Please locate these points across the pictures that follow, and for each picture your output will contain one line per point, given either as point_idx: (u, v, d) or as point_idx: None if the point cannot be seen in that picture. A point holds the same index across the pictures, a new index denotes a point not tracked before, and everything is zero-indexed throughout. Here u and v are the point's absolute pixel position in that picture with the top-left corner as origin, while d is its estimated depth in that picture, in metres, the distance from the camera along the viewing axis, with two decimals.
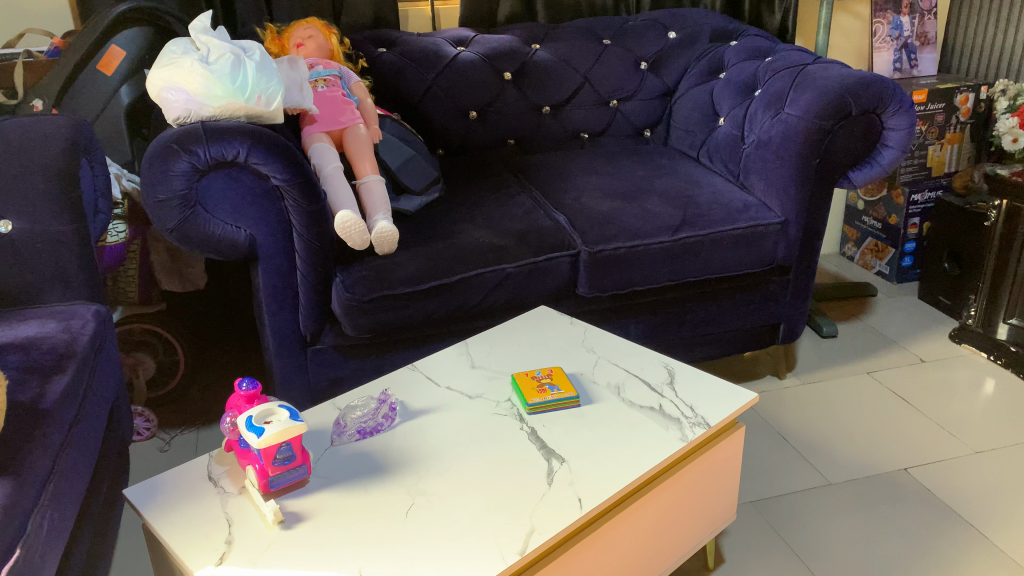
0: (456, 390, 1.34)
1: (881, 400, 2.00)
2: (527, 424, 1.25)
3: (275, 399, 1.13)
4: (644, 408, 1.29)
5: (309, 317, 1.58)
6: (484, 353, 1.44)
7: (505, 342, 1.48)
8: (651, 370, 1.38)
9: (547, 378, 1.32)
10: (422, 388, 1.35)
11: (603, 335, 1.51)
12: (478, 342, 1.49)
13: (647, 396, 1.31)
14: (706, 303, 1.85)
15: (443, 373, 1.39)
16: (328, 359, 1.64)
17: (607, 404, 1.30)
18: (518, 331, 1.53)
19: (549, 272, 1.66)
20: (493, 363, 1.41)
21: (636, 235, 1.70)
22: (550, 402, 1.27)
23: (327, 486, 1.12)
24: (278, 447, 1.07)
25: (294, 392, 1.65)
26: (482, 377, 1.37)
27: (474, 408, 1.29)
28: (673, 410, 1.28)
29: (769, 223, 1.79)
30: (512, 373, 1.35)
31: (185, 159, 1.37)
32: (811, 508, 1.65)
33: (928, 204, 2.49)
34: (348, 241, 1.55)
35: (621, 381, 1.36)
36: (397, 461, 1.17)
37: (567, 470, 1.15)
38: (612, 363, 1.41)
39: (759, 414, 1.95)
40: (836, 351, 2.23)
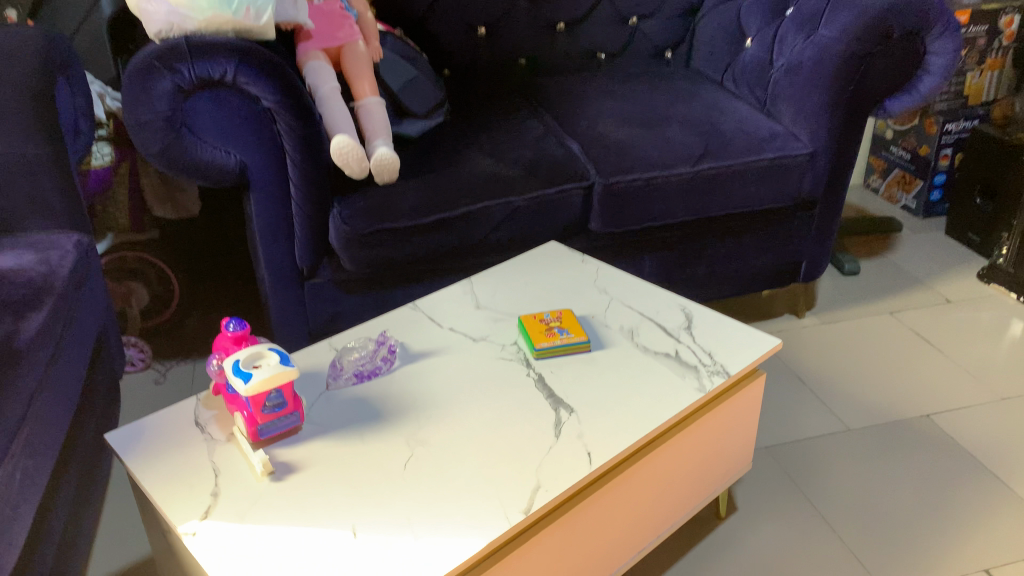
0: (460, 333, 1.26)
1: (904, 341, 1.92)
2: (534, 370, 1.17)
3: (265, 341, 1.05)
4: (659, 355, 1.21)
5: (305, 249, 1.50)
6: (490, 293, 1.36)
7: (513, 282, 1.40)
8: (667, 314, 1.30)
9: (556, 322, 1.24)
10: (423, 329, 1.27)
11: (616, 275, 1.42)
12: (483, 281, 1.40)
13: (663, 343, 1.23)
14: (725, 239, 1.75)
15: (446, 314, 1.30)
16: (326, 294, 1.56)
17: (620, 350, 1.22)
18: (526, 271, 1.44)
19: (561, 205, 1.56)
20: (500, 304, 1.33)
21: (653, 167, 1.60)
22: (559, 346, 1.19)
23: (321, 434, 1.05)
24: (267, 394, 1.00)
25: (290, 328, 1.58)
26: (487, 318, 1.29)
27: (478, 352, 1.22)
28: (691, 357, 1.20)
29: (797, 154, 1.67)
30: (519, 316, 1.27)
31: (168, 77, 1.26)
32: (828, 455, 1.58)
33: (963, 134, 2.36)
34: (346, 168, 1.45)
35: (635, 325, 1.27)
36: (395, 409, 1.09)
37: (576, 422, 1.07)
38: (626, 305, 1.33)
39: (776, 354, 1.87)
40: (858, 289, 2.13)
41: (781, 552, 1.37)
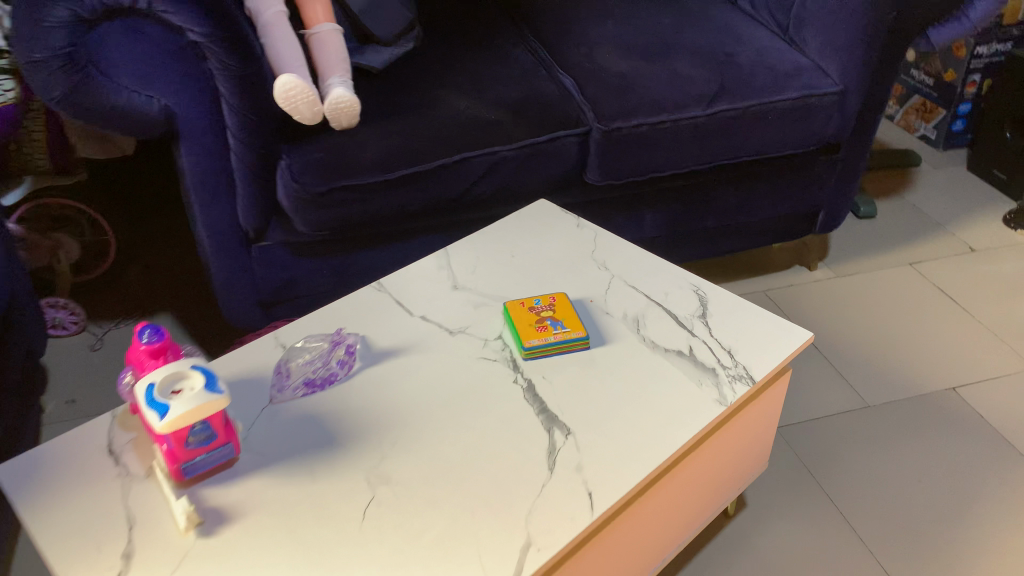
0: (434, 323, 1.06)
1: (925, 298, 1.74)
2: (522, 375, 0.98)
3: (188, 357, 0.84)
4: (670, 353, 1.01)
5: (250, 208, 1.26)
6: (469, 270, 1.15)
7: (495, 254, 1.19)
8: (679, 298, 1.10)
9: (549, 313, 1.04)
10: (391, 318, 1.07)
11: (616, 245, 1.22)
12: (461, 254, 1.18)
13: (673, 337, 1.04)
14: (737, 189, 1.54)
15: (417, 299, 1.10)
16: (277, 258, 1.34)
17: (623, 346, 1.02)
18: (511, 240, 1.23)
19: (552, 155, 1.33)
20: (481, 284, 1.12)
21: (661, 108, 1.36)
22: (552, 345, 1.00)
23: (262, 468, 0.86)
24: (192, 427, 0.80)
25: (237, 297, 1.37)
26: (466, 305, 1.09)
27: (456, 350, 1.02)
28: (707, 356, 1.01)
29: (825, 93, 1.44)
30: (505, 302, 1.07)
31: (63, 3, 0.99)
32: (846, 437, 1.42)
33: (995, 59, 2.12)
34: (294, 113, 1.20)
35: (641, 312, 1.08)
36: (353, 431, 0.90)
37: (573, 449, 0.88)
38: (630, 286, 1.12)
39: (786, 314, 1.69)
40: (875, 235, 1.94)
41: (796, 557, 1.22)
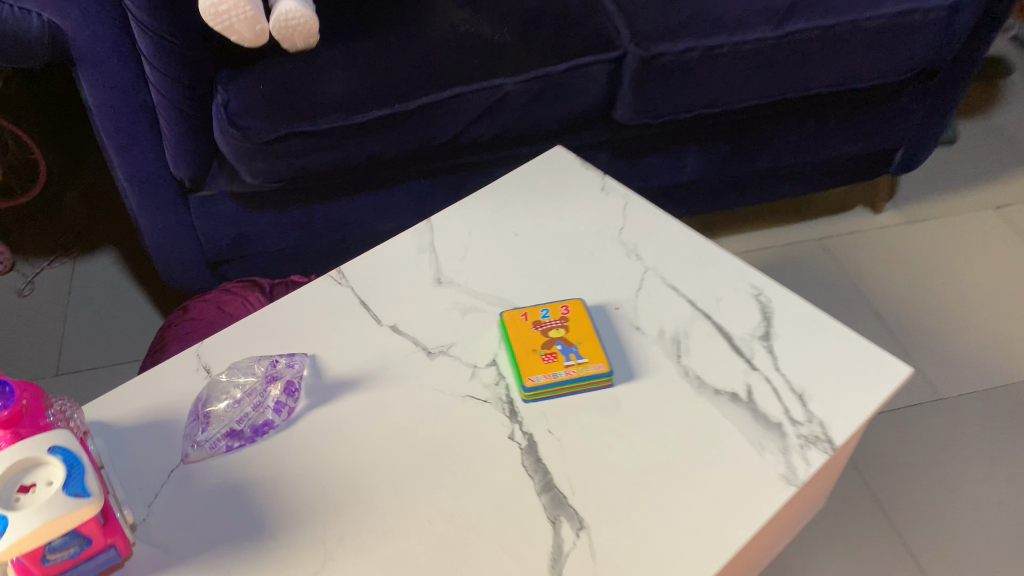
0: (408, 337, 0.80)
1: (1013, 253, 1.46)
2: (522, 427, 0.73)
3: (50, 432, 0.59)
4: (722, 397, 0.76)
5: (180, 154, 0.98)
6: (458, 257, 0.88)
7: (494, 231, 0.91)
8: (734, 308, 0.83)
9: (560, 335, 0.78)
10: (352, 329, 0.81)
11: (652, 218, 0.93)
12: (449, 232, 0.91)
13: (725, 372, 0.78)
14: (804, 125, 1.23)
15: (388, 300, 0.84)
16: (224, 211, 1.07)
17: (658, 383, 0.77)
18: (516, 208, 0.95)
19: (573, 88, 1.03)
20: (473, 280, 0.86)
21: (717, 27, 1.05)
22: (562, 384, 0.75)
23: (162, 570, 0.63)
24: (47, 543, 0.57)
25: (178, 256, 1.11)
26: (452, 311, 0.83)
27: (434, 382, 0.76)
28: (771, 404, 0.75)
29: (933, 7, 1.10)
30: (503, 313, 0.81)
31: None
32: (911, 436, 1.18)
33: None
34: (228, 32, 0.89)
35: (683, 330, 0.81)
36: (290, 513, 0.67)
37: (586, 554, 0.64)
38: (669, 286, 0.86)
39: (844, 272, 1.42)
40: (954, 168, 1.63)
41: None
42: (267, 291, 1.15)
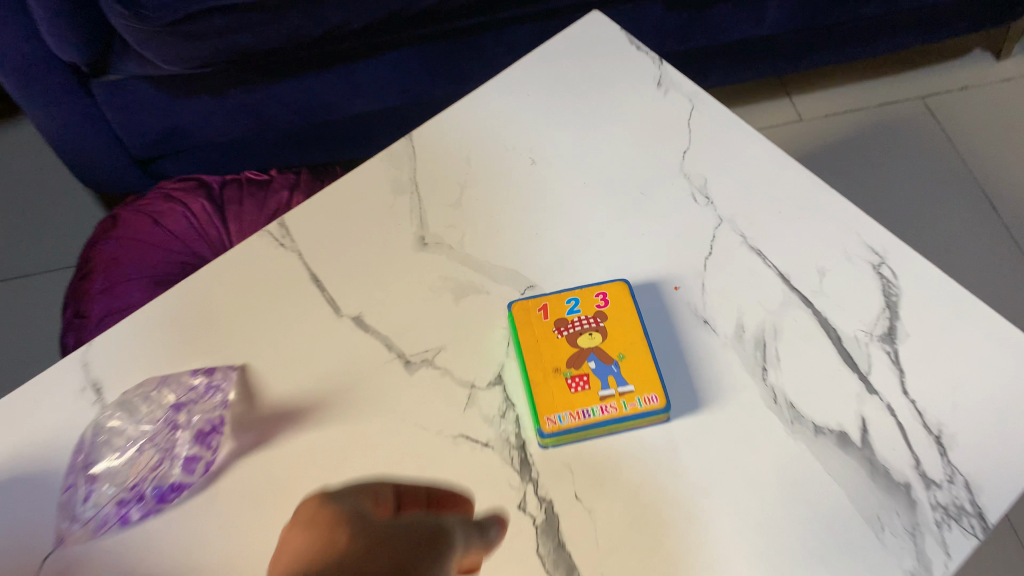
0: (378, 336, 0.57)
1: None
2: (537, 489, 0.51)
3: None
4: (823, 439, 0.53)
5: (60, 36, 0.70)
6: (449, 203, 0.63)
7: (502, 160, 0.65)
8: (844, 290, 0.58)
9: (594, 346, 0.55)
10: (298, 324, 0.58)
11: (732, 135, 0.65)
12: (438, 162, 0.65)
13: (830, 397, 0.55)
14: None
15: (351, 274, 0.59)
16: (142, 100, 0.80)
17: (732, 416, 0.54)
18: (534, 121, 0.67)
19: None
20: (470, 241, 0.61)
21: None
22: (595, 425, 0.52)
23: None
24: None
25: (93, 153, 0.85)
26: (441, 293, 0.59)
27: (413, 414, 0.54)
28: (894, 451, 0.53)
29: None
30: (513, 306, 0.56)
31: None
32: None
33: None
34: None
35: (771, 326, 0.57)
36: None
37: None
38: (755, 251, 0.60)
39: (958, 140, 1.11)
40: None
41: None
42: (215, 193, 0.90)
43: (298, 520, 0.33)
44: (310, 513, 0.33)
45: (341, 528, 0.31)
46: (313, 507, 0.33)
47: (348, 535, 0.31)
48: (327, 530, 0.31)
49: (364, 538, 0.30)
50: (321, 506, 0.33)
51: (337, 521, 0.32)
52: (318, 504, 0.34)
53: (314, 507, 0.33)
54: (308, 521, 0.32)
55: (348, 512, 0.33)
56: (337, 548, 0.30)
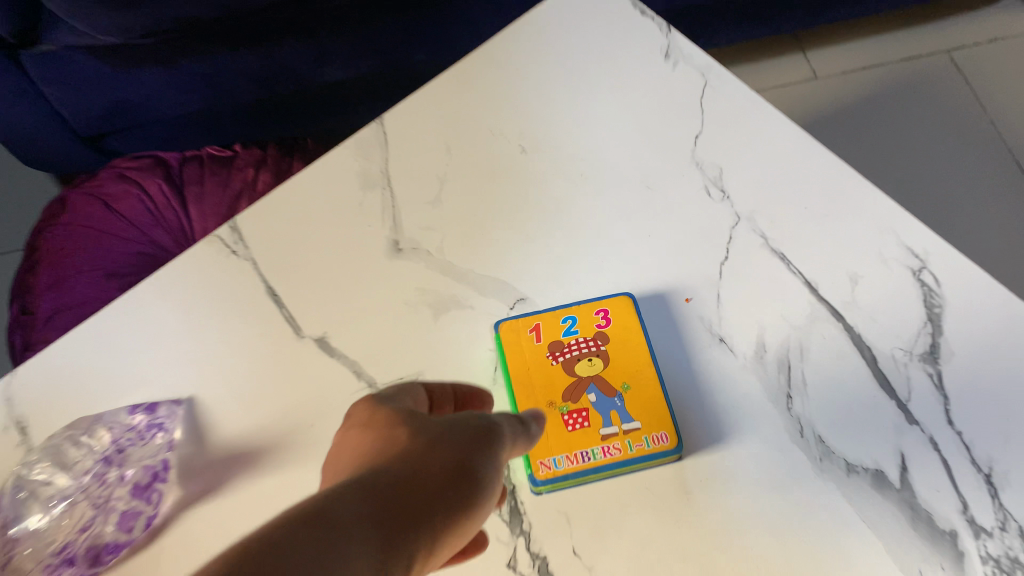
0: (345, 362, 0.49)
1: None
2: (530, 542, 0.45)
3: None
4: (856, 478, 0.46)
5: None
6: (427, 200, 0.55)
7: (487, 149, 0.57)
8: (880, 300, 0.51)
9: (594, 375, 0.48)
10: (255, 348, 0.50)
11: (750, 118, 0.57)
12: (414, 152, 0.57)
13: (865, 429, 0.48)
14: None
15: (314, 286, 0.52)
16: (82, 74, 0.71)
17: (752, 453, 0.47)
18: (524, 101, 0.59)
19: None
20: (450, 245, 0.53)
21: None
22: (596, 468, 0.45)
23: None
24: None
25: (32, 131, 0.76)
26: (417, 308, 0.51)
27: None
28: (938, 493, 0.46)
29: None
30: (500, 326, 0.49)
31: None
32: None
33: None
34: None
35: (796, 345, 0.50)
36: None
37: None
38: (777, 255, 0.52)
39: (996, 93, 1.01)
40: None
41: None
42: (173, 172, 0.81)
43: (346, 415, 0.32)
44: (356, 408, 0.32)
45: (398, 424, 0.30)
46: (359, 405, 0.32)
47: (402, 426, 0.30)
48: (376, 427, 0.30)
49: (416, 428, 0.29)
50: (369, 399, 0.32)
51: (385, 415, 0.31)
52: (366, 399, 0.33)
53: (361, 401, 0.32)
54: (355, 419, 0.31)
55: (393, 407, 0.32)
56: (393, 441, 0.29)
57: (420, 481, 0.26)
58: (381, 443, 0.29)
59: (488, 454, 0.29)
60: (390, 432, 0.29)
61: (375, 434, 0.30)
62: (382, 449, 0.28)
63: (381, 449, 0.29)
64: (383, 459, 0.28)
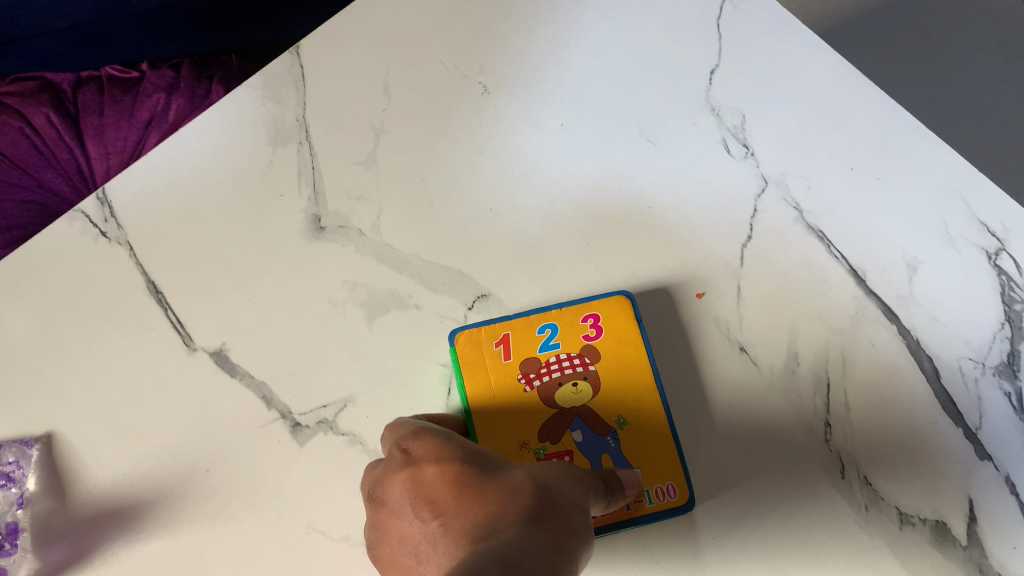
0: (250, 385, 0.38)
1: None
2: None
3: None
4: (910, 533, 0.35)
5: None
6: (358, 161, 0.42)
7: (436, 89, 0.43)
8: (945, 292, 0.39)
9: (580, 407, 0.36)
10: (133, 364, 0.39)
11: (780, 46, 0.44)
12: (339, 94, 0.43)
13: (923, 467, 0.37)
14: None
15: (210, 281, 0.40)
16: None
17: (779, 500, 0.36)
18: (484, 19, 0.45)
19: None
20: (388, 221, 0.41)
21: None
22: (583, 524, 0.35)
23: None
24: None
25: None
26: (345, 308, 0.39)
27: (303, 506, 0.36)
28: (1016, 552, 0.35)
29: None
30: (457, 340, 0.37)
31: None
32: None
33: None
34: None
35: (837, 355, 0.39)
36: None
37: None
38: (814, 233, 0.40)
39: None
40: None
41: None
42: (66, 97, 0.63)
43: (397, 456, 0.31)
44: (406, 444, 0.31)
45: (483, 463, 0.29)
46: (421, 446, 0.30)
47: (487, 456, 0.29)
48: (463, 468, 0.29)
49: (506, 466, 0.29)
50: (421, 432, 0.31)
51: (455, 449, 0.29)
52: (412, 434, 0.31)
53: (409, 436, 0.31)
54: (426, 462, 0.29)
55: (460, 446, 0.30)
56: (486, 471, 0.28)
57: (554, 505, 0.26)
58: (477, 474, 0.28)
59: (583, 472, 0.30)
60: (475, 463, 0.29)
61: (458, 469, 0.28)
62: (485, 480, 0.28)
63: (483, 482, 0.28)
64: (496, 492, 0.27)
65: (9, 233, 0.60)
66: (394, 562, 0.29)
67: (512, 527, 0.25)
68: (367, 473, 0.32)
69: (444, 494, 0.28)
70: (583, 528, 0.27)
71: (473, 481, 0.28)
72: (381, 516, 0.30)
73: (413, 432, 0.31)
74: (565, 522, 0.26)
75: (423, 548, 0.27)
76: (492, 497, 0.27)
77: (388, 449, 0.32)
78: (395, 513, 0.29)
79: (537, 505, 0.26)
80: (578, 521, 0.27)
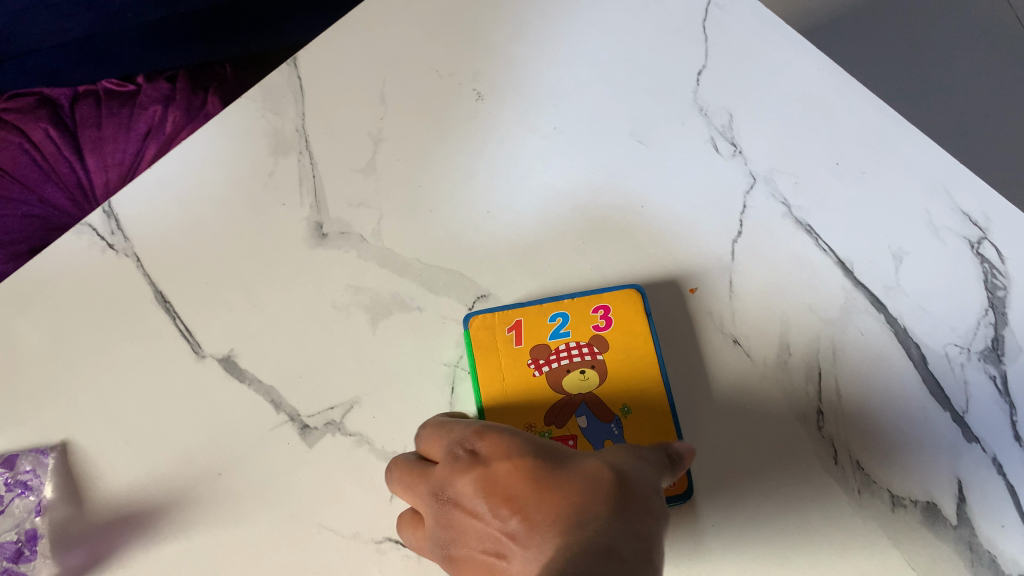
0: (259, 389, 0.39)
1: None
2: None
3: None
4: (903, 515, 0.37)
5: None
6: (357, 168, 0.43)
7: (431, 97, 0.45)
8: (930, 281, 0.41)
9: (587, 395, 0.37)
10: (144, 373, 0.40)
11: (766, 45, 0.45)
12: (337, 104, 0.44)
13: (913, 450, 0.38)
14: None
15: (216, 289, 0.41)
16: None
17: (775, 486, 0.37)
18: (476, 29, 0.46)
19: None
20: (388, 226, 0.42)
21: None
22: None
23: None
24: None
25: None
26: (349, 312, 0.40)
27: (313, 506, 0.37)
28: (1004, 530, 0.36)
29: None
30: (471, 323, 0.39)
31: None
32: None
33: None
34: None
35: (827, 344, 0.40)
36: None
37: None
38: (803, 227, 0.42)
39: None
40: None
41: None
42: (64, 111, 0.64)
43: (463, 455, 0.31)
44: (471, 443, 0.31)
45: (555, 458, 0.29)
46: (489, 445, 0.31)
47: (554, 449, 0.30)
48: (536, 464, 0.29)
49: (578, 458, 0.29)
50: (485, 431, 0.31)
51: (524, 445, 0.30)
52: (474, 433, 0.32)
53: (473, 436, 0.31)
54: (497, 460, 0.30)
55: (527, 442, 0.30)
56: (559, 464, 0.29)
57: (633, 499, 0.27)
58: (551, 467, 0.29)
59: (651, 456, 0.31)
60: (548, 458, 0.29)
61: (532, 464, 0.29)
62: (562, 474, 0.28)
63: (560, 475, 0.28)
64: (577, 486, 0.28)
65: (10, 247, 0.59)
66: (474, 561, 0.29)
67: (606, 526, 0.26)
68: (426, 475, 0.32)
69: (523, 490, 0.28)
70: (659, 511, 0.28)
71: (550, 475, 0.28)
72: (453, 515, 0.30)
73: (476, 430, 0.32)
74: (643, 509, 0.27)
75: (507, 546, 0.28)
76: (574, 492, 0.27)
77: (449, 448, 0.32)
78: (469, 512, 0.29)
79: (616, 496, 0.27)
80: (653, 503, 0.28)
